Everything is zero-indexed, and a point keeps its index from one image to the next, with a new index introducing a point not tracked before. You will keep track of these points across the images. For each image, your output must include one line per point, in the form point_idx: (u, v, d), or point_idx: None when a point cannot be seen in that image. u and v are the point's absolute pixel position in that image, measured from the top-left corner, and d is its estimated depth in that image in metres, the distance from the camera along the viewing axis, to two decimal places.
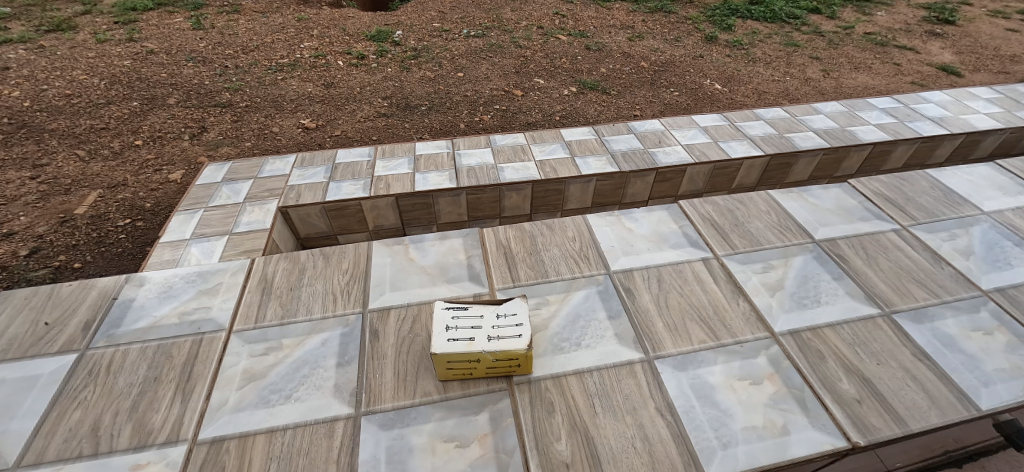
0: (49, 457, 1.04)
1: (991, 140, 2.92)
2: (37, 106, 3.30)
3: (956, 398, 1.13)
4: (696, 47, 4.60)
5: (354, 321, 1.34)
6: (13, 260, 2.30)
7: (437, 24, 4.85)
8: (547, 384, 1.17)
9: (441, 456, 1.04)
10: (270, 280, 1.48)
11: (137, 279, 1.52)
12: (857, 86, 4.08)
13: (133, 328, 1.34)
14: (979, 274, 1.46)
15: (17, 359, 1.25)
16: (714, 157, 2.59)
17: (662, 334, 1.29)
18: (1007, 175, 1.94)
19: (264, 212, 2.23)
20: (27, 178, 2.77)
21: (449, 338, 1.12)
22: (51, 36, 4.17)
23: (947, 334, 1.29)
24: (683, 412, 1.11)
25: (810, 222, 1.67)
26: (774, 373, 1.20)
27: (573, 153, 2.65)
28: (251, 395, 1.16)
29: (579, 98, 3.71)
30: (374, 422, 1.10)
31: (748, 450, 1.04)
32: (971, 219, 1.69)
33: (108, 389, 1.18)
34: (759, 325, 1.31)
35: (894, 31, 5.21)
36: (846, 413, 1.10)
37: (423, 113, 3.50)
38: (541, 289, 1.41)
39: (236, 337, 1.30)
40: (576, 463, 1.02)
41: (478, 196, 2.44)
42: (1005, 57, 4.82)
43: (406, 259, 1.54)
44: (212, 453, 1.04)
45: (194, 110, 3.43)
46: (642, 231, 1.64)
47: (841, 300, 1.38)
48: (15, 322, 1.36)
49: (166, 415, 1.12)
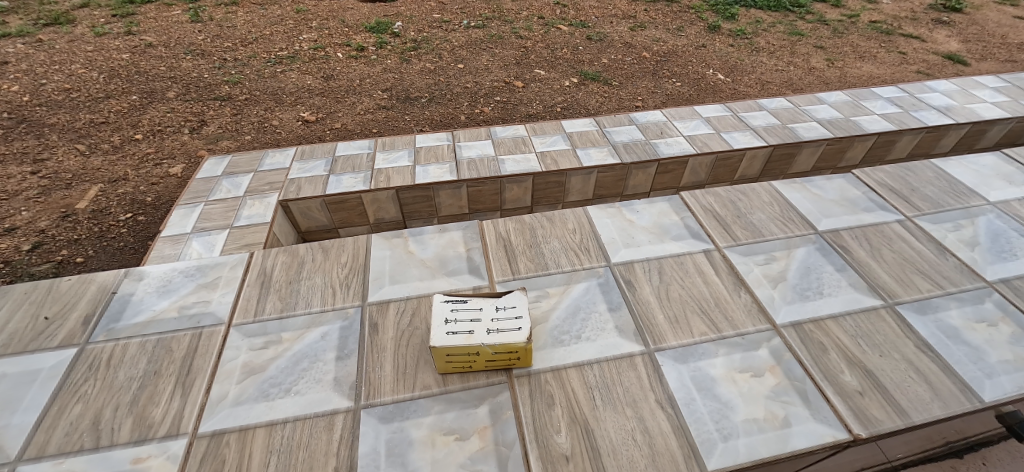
0: (50, 450, 1.05)
1: (997, 130, 2.88)
2: (36, 101, 3.29)
3: (959, 390, 1.13)
4: (698, 37, 4.55)
5: (352, 314, 1.33)
6: (16, 255, 2.31)
7: (437, 14, 4.79)
8: (547, 377, 1.16)
9: (441, 449, 1.04)
10: (269, 273, 1.48)
11: (136, 273, 1.52)
12: (862, 75, 4.04)
13: (132, 322, 1.34)
14: (984, 266, 1.45)
15: (18, 354, 1.26)
16: (716, 148, 2.57)
17: (663, 327, 1.28)
18: (1014, 165, 1.91)
19: (264, 205, 2.22)
20: (28, 173, 2.76)
21: (448, 332, 1.11)
22: (49, 29, 4.14)
23: (951, 325, 1.28)
24: (684, 404, 1.11)
25: (813, 213, 1.65)
26: (775, 365, 1.19)
27: (573, 144, 2.63)
28: (250, 389, 1.15)
29: (580, 89, 3.68)
30: (374, 415, 1.10)
31: (749, 442, 1.04)
32: (977, 210, 1.67)
33: (109, 383, 1.18)
34: (761, 317, 1.30)
35: (900, 19, 5.12)
36: (848, 405, 1.10)
37: (424, 105, 3.48)
38: (541, 282, 1.41)
39: (236, 330, 1.30)
40: (577, 456, 1.02)
41: (479, 188, 2.42)
42: (1013, 45, 4.75)
43: (405, 253, 1.53)
44: (213, 446, 1.05)
45: (194, 103, 3.41)
46: (643, 223, 1.63)
47: (843, 292, 1.37)
48: (14, 319, 1.35)
49: (166, 409, 1.12)
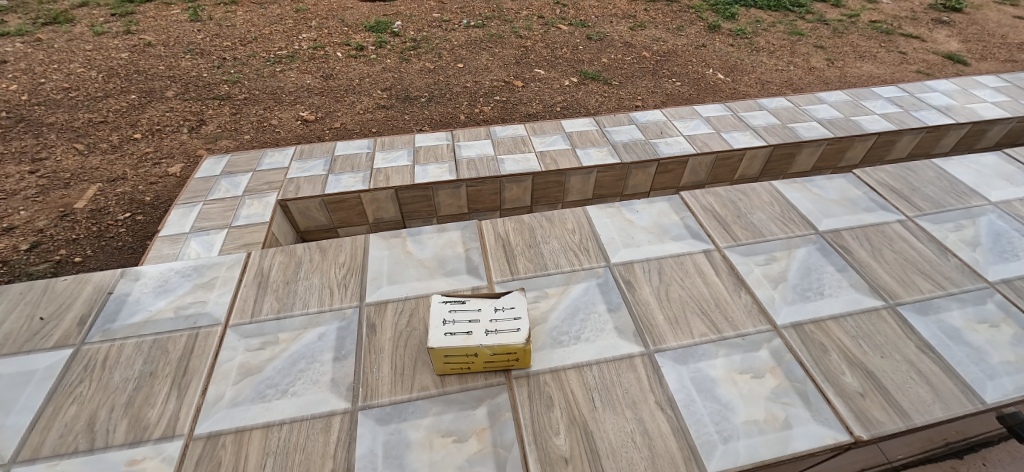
0: (44, 452, 1.04)
1: (998, 129, 2.88)
2: (35, 100, 3.28)
3: (961, 392, 1.12)
4: (699, 36, 4.54)
5: (350, 315, 1.32)
6: (14, 254, 2.30)
7: (437, 14, 4.78)
8: (546, 378, 1.16)
9: (439, 451, 1.03)
10: (267, 273, 1.47)
11: (132, 273, 1.50)
12: (862, 75, 4.03)
13: (128, 322, 1.34)
14: (985, 266, 1.44)
15: (13, 355, 1.25)
16: (716, 147, 2.57)
17: (663, 327, 1.27)
18: (1015, 165, 1.90)
19: (263, 205, 2.21)
20: (26, 173, 2.75)
21: (446, 332, 1.10)
22: (48, 28, 4.13)
23: (952, 326, 1.27)
24: (684, 405, 1.10)
25: (813, 213, 1.64)
26: (776, 366, 1.18)
27: (573, 144, 2.62)
28: (247, 390, 1.15)
29: (580, 89, 3.67)
30: (371, 416, 1.09)
31: (749, 444, 1.03)
32: (978, 210, 1.66)
33: (104, 384, 1.17)
34: (762, 318, 1.29)
35: (900, 19, 5.12)
36: (849, 406, 1.09)
37: (423, 105, 3.47)
38: (540, 282, 1.40)
39: (233, 331, 1.29)
40: (576, 458, 1.01)
41: (478, 188, 2.41)
42: (1013, 45, 4.74)
43: (403, 253, 1.52)
44: (209, 448, 1.04)
45: (193, 102, 3.40)
46: (643, 223, 1.62)
47: (844, 292, 1.36)
48: (10, 319, 1.34)
49: (162, 410, 1.11)
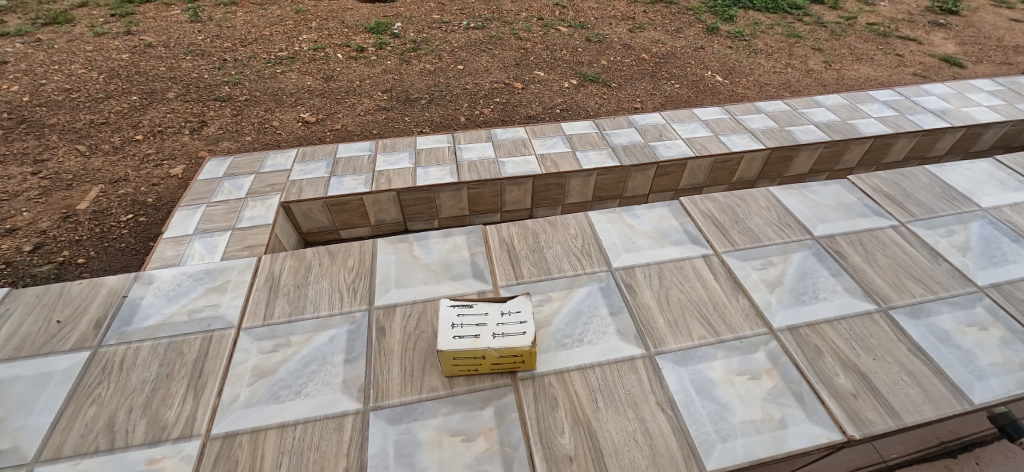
0: (66, 451, 1.07)
1: (992, 133, 2.92)
2: (37, 101, 3.30)
3: (950, 392, 1.16)
4: (697, 38, 4.58)
5: (359, 318, 1.36)
6: (17, 255, 2.32)
7: (437, 15, 4.81)
8: (551, 379, 1.19)
9: (448, 450, 1.07)
10: (277, 277, 1.50)
11: (145, 277, 1.54)
12: (859, 78, 4.08)
13: (143, 326, 1.37)
14: (975, 270, 1.49)
15: (31, 357, 1.28)
16: (715, 151, 2.61)
17: (663, 330, 1.31)
18: (1007, 171, 1.95)
19: (266, 207, 2.25)
20: (28, 174, 2.77)
21: (455, 336, 1.14)
22: (48, 29, 4.15)
23: (943, 329, 1.31)
24: (684, 406, 1.14)
25: (809, 219, 1.68)
26: (773, 368, 1.22)
27: (573, 147, 2.66)
28: (261, 392, 1.18)
29: (579, 91, 3.71)
30: (382, 417, 1.13)
31: (747, 443, 1.07)
32: (970, 215, 1.71)
33: (122, 386, 1.21)
34: (759, 321, 1.34)
35: (897, 21, 5.17)
36: (843, 406, 1.13)
37: (424, 106, 3.50)
38: (544, 286, 1.44)
39: (246, 334, 1.33)
40: (580, 456, 1.05)
41: (479, 190, 2.45)
42: (1008, 47, 4.80)
43: (410, 257, 1.56)
44: (225, 447, 1.07)
45: (195, 104, 3.43)
46: (643, 228, 1.66)
47: (839, 296, 1.41)
48: (26, 322, 1.38)
49: (179, 411, 1.15)
